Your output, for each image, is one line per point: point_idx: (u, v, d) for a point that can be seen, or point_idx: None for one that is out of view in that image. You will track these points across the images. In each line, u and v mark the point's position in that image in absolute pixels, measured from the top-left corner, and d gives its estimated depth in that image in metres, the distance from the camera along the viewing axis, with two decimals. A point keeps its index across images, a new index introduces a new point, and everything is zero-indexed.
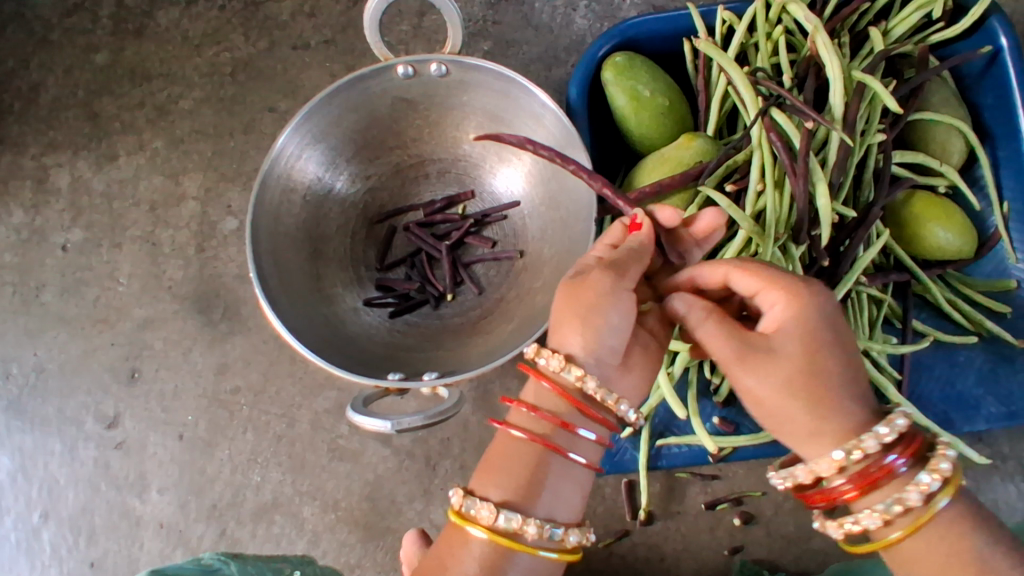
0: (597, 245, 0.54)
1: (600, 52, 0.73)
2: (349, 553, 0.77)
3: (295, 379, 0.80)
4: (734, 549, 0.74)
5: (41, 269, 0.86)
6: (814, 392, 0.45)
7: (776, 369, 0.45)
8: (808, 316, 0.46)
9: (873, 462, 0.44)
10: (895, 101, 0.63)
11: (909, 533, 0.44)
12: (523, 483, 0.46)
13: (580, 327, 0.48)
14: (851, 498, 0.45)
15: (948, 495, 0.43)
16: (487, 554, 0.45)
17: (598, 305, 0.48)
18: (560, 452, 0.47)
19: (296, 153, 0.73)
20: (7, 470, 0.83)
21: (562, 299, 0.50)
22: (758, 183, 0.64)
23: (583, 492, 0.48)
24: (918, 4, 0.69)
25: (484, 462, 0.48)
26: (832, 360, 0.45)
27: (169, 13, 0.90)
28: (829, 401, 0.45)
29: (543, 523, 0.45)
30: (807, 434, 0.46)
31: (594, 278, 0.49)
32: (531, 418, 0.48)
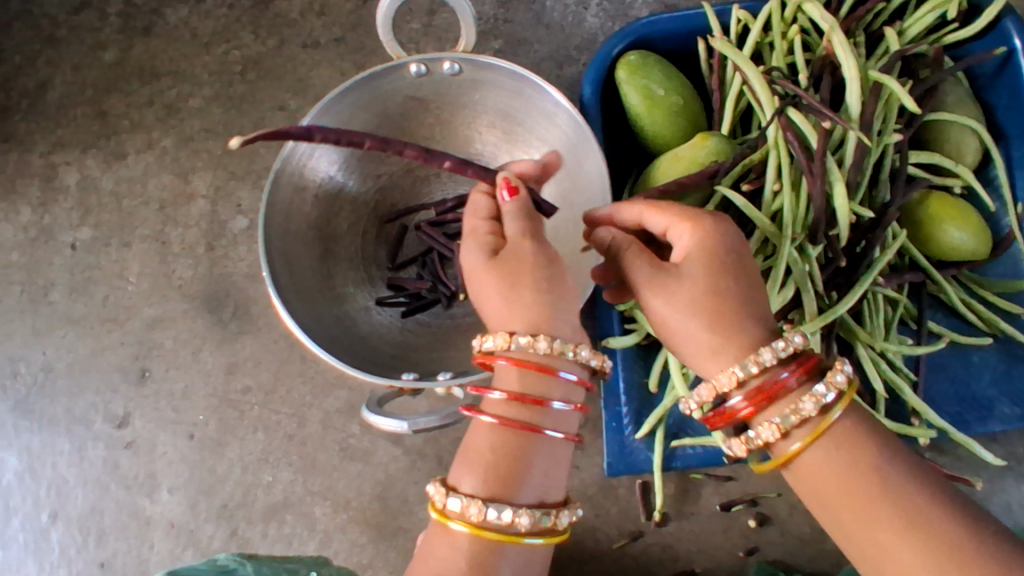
0: (473, 219, 0.54)
1: (614, 50, 0.73)
2: (361, 554, 0.77)
3: (306, 378, 0.80)
4: (748, 550, 0.73)
5: (50, 268, 0.86)
6: (716, 312, 0.48)
7: (679, 292, 0.48)
8: (710, 239, 0.49)
9: (769, 377, 0.47)
10: (912, 101, 0.62)
11: (809, 442, 0.47)
12: (509, 473, 0.45)
13: (535, 304, 0.48)
14: (749, 414, 0.48)
15: (842, 406, 0.46)
16: (474, 548, 0.44)
17: (541, 276, 0.49)
18: (547, 432, 0.46)
19: (308, 152, 0.72)
20: (15, 470, 0.82)
21: (490, 279, 0.49)
22: (775, 183, 0.65)
23: (566, 466, 0.48)
24: (934, 4, 0.69)
25: (463, 454, 0.47)
26: (733, 286, 0.48)
27: (178, 11, 0.89)
28: (733, 318, 0.48)
29: (534, 512, 0.44)
30: (711, 353, 0.48)
31: (513, 255, 0.50)
32: (507, 404, 0.47)
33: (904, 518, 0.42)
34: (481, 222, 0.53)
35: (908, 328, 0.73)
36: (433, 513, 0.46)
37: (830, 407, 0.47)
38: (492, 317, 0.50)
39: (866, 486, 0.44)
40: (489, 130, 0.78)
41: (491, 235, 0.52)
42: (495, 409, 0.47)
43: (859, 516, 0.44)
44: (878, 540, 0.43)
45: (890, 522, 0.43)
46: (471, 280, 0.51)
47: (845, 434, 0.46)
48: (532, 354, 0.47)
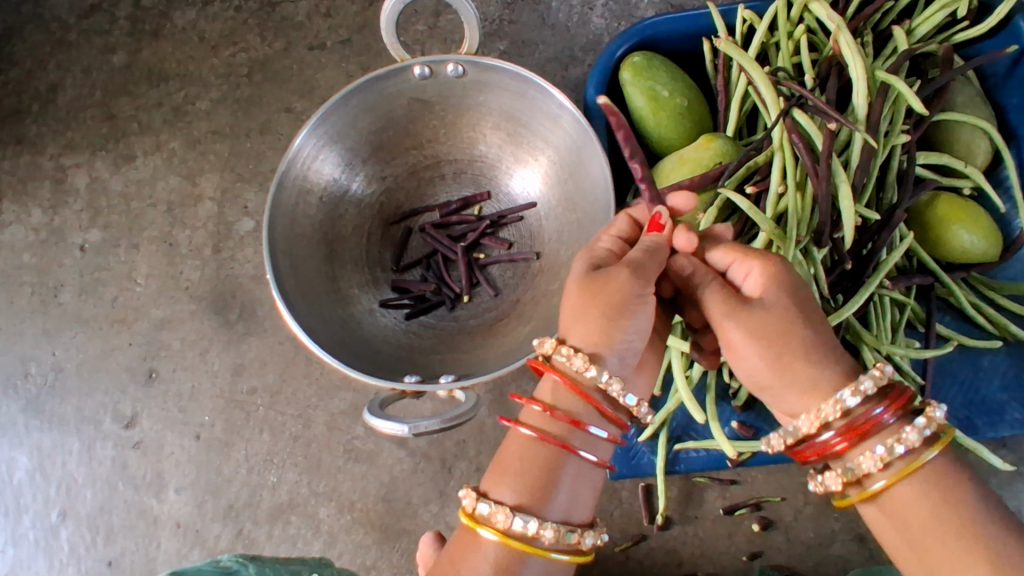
0: (607, 235, 0.54)
1: (617, 52, 0.73)
2: (365, 555, 0.77)
3: (311, 379, 0.80)
4: (752, 555, 0.73)
5: (60, 269, 0.87)
6: (793, 345, 0.45)
7: (752, 322, 0.46)
8: (777, 276, 0.48)
9: (861, 416, 0.44)
10: (919, 102, 0.62)
11: (897, 480, 0.43)
12: (538, 486, 0.46)
13: (604, 324, 0.48)
14: (840, 451, 0.45)
15: (936, 451, 0.43)
16: (499, 556, 0.44)
17: (625, 304, 0.48)
18: (576, 452, 0.46)
19: (312, 154, 0.72)
20: (27, 469, 0.83)
21: (576, 291, 0.50)
22: (779, 185, 0.64)
23: (594, 491, 0.48)
24: (942, 3, 0.68)
25: (497, 463, 0.48)
26: (804, 329, 0.46)
27: (186, 14, 0.90)
28: (818, 349, 0.45)
29: (559, 527, 0.44)
30: (794, 390, 0.46)
31: (614, 278, 0.49)
32: (545, 417, 0.48)
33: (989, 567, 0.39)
34: (604, 239, 0.54)
35: (917, 332, 0.72)
36: (462, 518, 0.46)
37: (923, 448, 0.43)
38: (564, 323, 0.50)
39: (949, 521, 0.41)
40: (493, 132, 0.78)
41: (606, 252, 0.53)
42: (533, 420, 0.48)
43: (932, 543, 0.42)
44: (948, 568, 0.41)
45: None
46: (567, 288, 0.51)
47: (936, 473, 0.43)
48: (574, 370, 0.47)
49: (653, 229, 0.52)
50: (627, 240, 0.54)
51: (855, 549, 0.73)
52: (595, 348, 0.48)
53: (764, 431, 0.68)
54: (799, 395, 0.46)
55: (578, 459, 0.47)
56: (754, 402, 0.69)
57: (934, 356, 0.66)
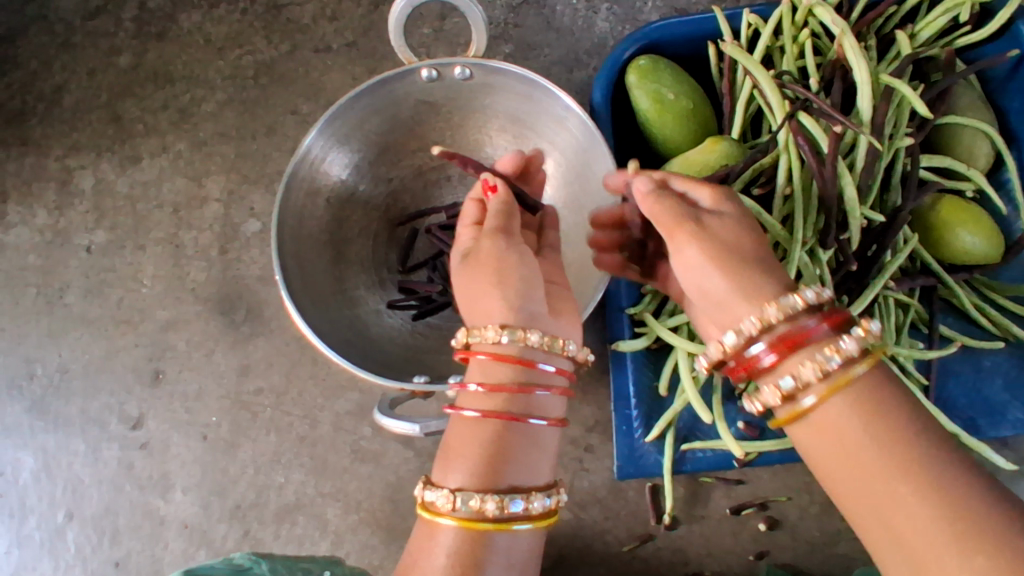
0: (464, 227, 0.59)
1: (625, 54, 0.73)
2: (371, 555, 0.77)
3: (317, 381, 0.80)
4: (759, 554, 0.73)
5: (65, 270, 0.87)
6: (746, 262, 0.50)
7: (707, 238, 0.50)
8: (723, 199, 0.53)
9: (797, 325, 0.47)
10: (924, 106, 0.63)
11: (828, 394, 0.45)
12: (486, 463, 0.47)
13: (499, 288, 0.52)
14: (773, 363, 0.48)
15: (867, 365, 0.45)
16: (454, 539, 0.46)
17: (507, 265, 0.53)
18: (526, 418, 0.48)
19: (320, 155, 0.73)
20: (31, 470, 0.83)
21: (461, 277, 0.55)
22: (786, 187, 0.65)
23: (548, 452, 0.50)
24: (945, 8, 0.69)
25: (444, 455, 0.49)
26: (752, 247, 0.50)
27: (191, 16, 0.90)
28: (762, 262, 0.50)
29: (504, 497, 0.46)
30: (731, 298, 0.50)
31: (486, 250, 0.54)
32: (483, 396, 0.49)
33: (912, 472, 0.41)
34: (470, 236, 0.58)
35: (920, 333, 0.73)
36: (420, 515, 0.48)
37: (856, 362, 0.45)
38: (469, 310, 0.54)
39: (883, 434, 0.43)
40: (500, 134, 0.78)
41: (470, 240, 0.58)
42: (473, 403, 0.50)
43: (885, 502, 0.41)
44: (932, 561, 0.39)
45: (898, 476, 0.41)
46: (460, 285, 0.55)
47: None
48: (491, 342, 0.50)
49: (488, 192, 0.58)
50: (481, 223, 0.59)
51: (860, 548, 0.74)
52: (505, 316, 0.51)
53: (768, 431, 0.69)
54: (742, 303, 0.49)
55: (528, 424, 0.48)
56: None
57: (937, 357, 0.67)
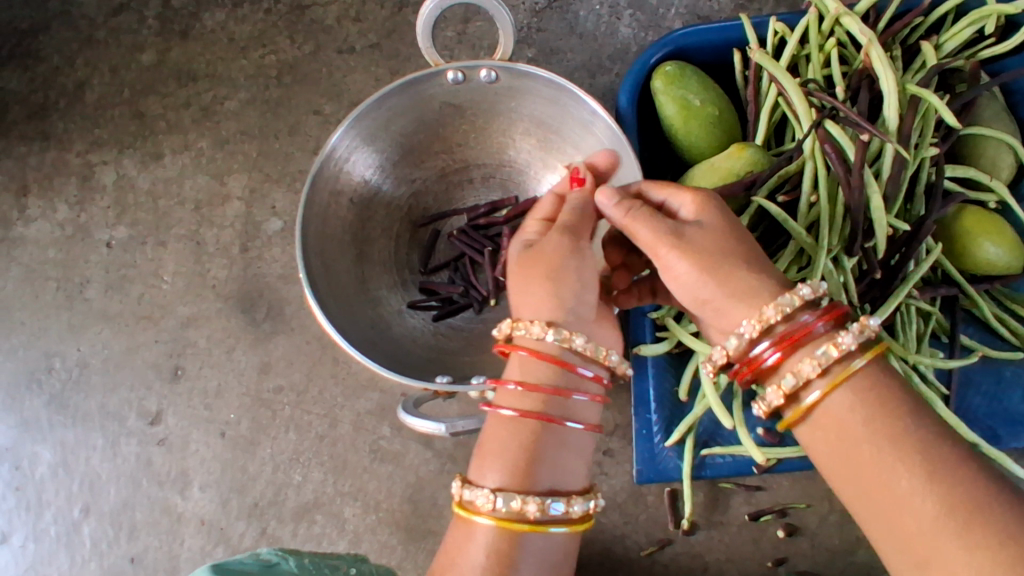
0: (532, 219, 0.57)
1: (651, 59, 0.73)
2: (390, 555, 0.77)
3: (337, 379, 0.80)
4: (778, 561, 0.73)
5: (86, 265, 0.87)
6: (722, 258, 0.50)
7: (690, 247, 0.50)
8: (709, 203, 0.52)
9: (796, 323, 0.48)
10: (952, 116, 0.63)
11: (831, 388, 0.46)
12: (523, 463, 0.47)
13: (550, 287, 0.51)
14: (777, 361, 0.49)
15: (866, 356, 0.46)
16: (491, 540, 0.46)
17: (565, 265, 0.52)
18: (562, 421, 0.48)
19: (346, 154, 0.73)
20: (48, 464, 0.83)
21: (517, 267, 0.54)
22: (811, 194, 0.65)
23: (582, 456, 0.50)
24: (971, 20, 0.69)
25: (480, 451, 0.49)
26: (733, 247, 0.50)
27: (215, 15, 0.91)
28: (749, 261, 0.50)
29: (543, 499, 0.46)
30: (727, 300, 0.50)
31: (547, 246, 0.53)
32: (520, 395, 0.49)
33: (919, 465, 0.41)
34: (534, 223, 0.57)
35: (942, 343, 0.73)
36: (455, 511, 0.48)
37: (856, 355, 0.47)
38: (518, 301, 0.53)
39: (886, 430, 0.43)
40: (524, 137, 0.79)
41: (535, 233, 0.57)
42: (510, 401, 0.50)
43: (891, 497, 0.42)
44: (930, 551, 0.40)
45: (905, 468, 0.42)
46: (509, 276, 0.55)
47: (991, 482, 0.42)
48: (534, 340, 0.50)
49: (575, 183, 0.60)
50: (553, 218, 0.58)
51: (879, 557, 0.74)
52: (552, 314, 0.51)
53: (790, 437, 0.69)
54: (734, 305, 0.50)
55: (564, 427, 0.49)
56: None
57: (959, 366, 0.68)
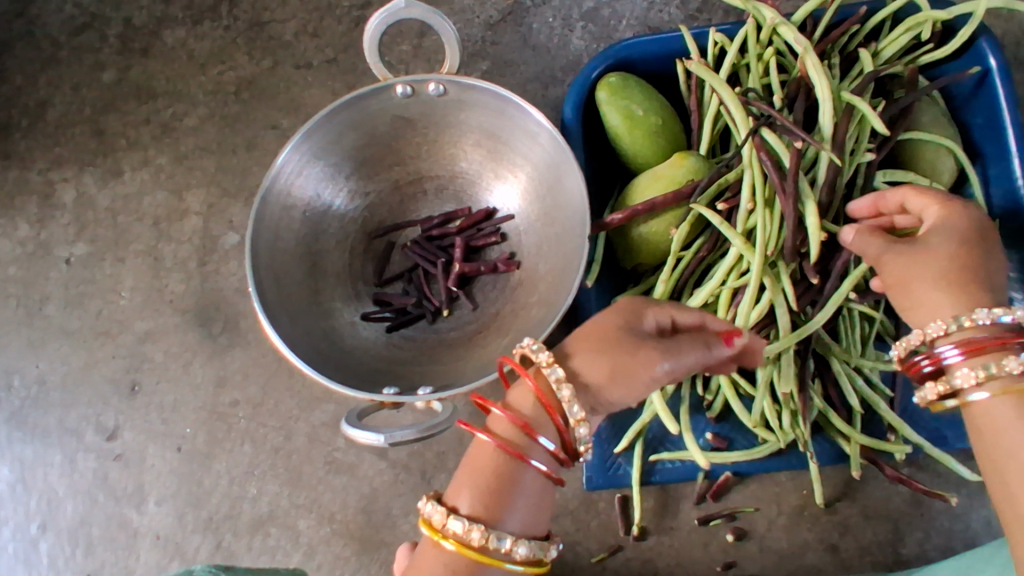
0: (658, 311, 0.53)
1: (594, 72, 0.75)
2: (343, 566, 0.78)
3: (293, 392, 0.81)
4: (727, 565, 0.74)
5: (46, 282, 0.88)
6: (957, 268, 0.52)
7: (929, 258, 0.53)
8: (952, 219, 0.55)
9: (994, 331, 0.49)
10: (881, 121, 0.64)
11: None
12: (497, 495, 0.47)
13: (607, 376, 0.50)
14: None
15: None
16: (457, 564, 0.46)
17: (633, 363, 0.50)
18: (529, 462, 0.47)
19: (296, 171, 0.74)
20: (7, 481, 0.83)
21: (615, 331, 0.51)
22: (749, 202, 0.65)
23: (544, 507, 0.48)
24: (907, 27, 0.71)
25: (464, 468, 0.49)
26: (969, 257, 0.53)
27: (175, 33, 0.92)
28: (961, 274, 0.52)
29: (515, 539, 0.46)
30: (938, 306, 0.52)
31: (645, 351, 0.50)
32: (509, 424, 0.49)
33: None
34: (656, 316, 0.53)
35: (886, 346, 0.74)
36: (426, 527, 0.47)
37: None
38: (576, 339, 0.52)
39: None
40: (474, 149, 0.79)
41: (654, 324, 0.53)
42: (497, 426, 0.49)
43: None
44: None
45: None
46: (582, 337, 0.51)
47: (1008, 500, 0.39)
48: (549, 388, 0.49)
49: (728, 339, 0.52)
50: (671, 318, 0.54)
51: (828, 559, 0.74)
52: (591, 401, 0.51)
53: (738, 442, 0.71)
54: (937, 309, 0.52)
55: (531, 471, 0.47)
56: (729, 414, 0.72)
57: None
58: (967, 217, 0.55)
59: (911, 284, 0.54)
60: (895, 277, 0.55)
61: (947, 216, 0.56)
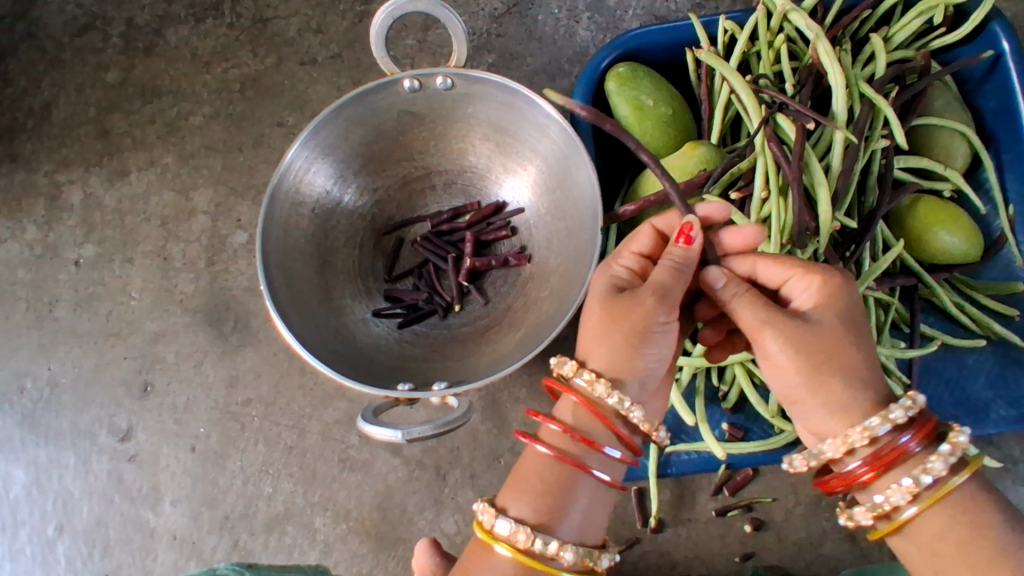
0: (627, 253, 0.53)
1: (603, 63, 0.74)
2: (360, 564, 0.78)
3: (305, 390, 0.81)
4: (745, 556, 0.74)
5: (55, 284, 0.87)
6: (830, 363, 0.46)
7: (805, 343, 0.46)
8: (831, 295, 0.47)
9: (887, 445, 0.45)
10: (902, 135, 0.64)
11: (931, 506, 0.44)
12: (553, 505, 0.46)
13: (622, 348, 0.48)
14: (867, 479, 0.46)
15: (964, 476, 0.44)
16: (512, 571, 0.45)
17: (638, 321, 0.48)
18: (590, 471, 0.47)
19: (305, 167, 0.73)
20: (22, 484, 0.83)
21: (600, 314, 0.50)
22: (763, 190, 0.65)
23: (606, 511, 0.49)
24: (918, 11, 0.70)
25: (515, 477, 0.49)
26: (842, 354, 0.46)
27: (178, 31, 0.91)
28: (839, 368, 0.46)
29: (575, 548, 0.45)
30: (816, 402, 0.46)
31: (636, 299, 0.48)
32: (562, 436, 0.49)
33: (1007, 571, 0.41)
34: (631, 259, 0.53)
35: (903, 333, 0.73)
36: (478, 532, 0.47)
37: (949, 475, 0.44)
38: (584, 341, 0.51)
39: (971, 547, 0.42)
40: (483, 143, 0.79)
41: (628, 275, 0.52)
42: (549, 438, 0.49)
43: None
44: None
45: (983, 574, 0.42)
46: (589, 309, 0.51)
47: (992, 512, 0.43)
48: (596, 396, 0.48)
49: (682, 242, 0.49)
50: (650, 258, 0.53)
51: (846, 548, 0.74)
52: (615, 372, 0.49)
53: (755, 432, 0.70)
54: (817, 410, 0.47)
55: (591, 479, 0.47)
56: (745, 404, 0.71)
57: (919, 356, 0.68)
58: (839, 298, 0.47)
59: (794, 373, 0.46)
60: (787, 370, 0.47)
61: (823, 296, 0.47)
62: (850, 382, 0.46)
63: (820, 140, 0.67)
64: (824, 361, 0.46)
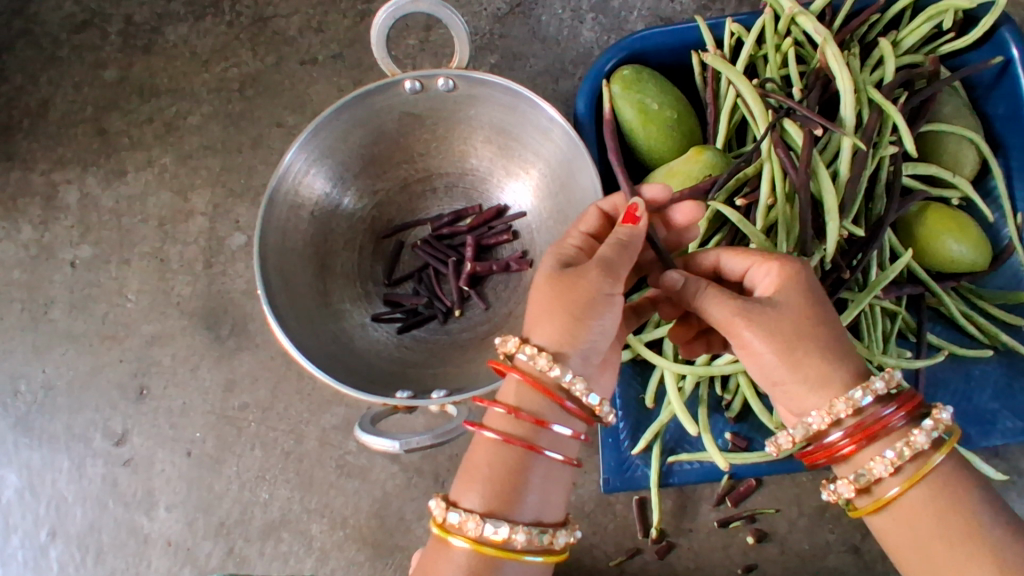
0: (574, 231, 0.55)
1: (607, 66, 0.73)
2: (357, 572, 0.77)
3: (303, 395, 0.80)
4: (747, 568, 0.73)
5: (50, 285, 0.86)
6: (807, 339, 0.46)
7: (777, 327, 0.46)
8: (794, 279, 0.47)
9: (870, 416, 0.46)
10: (911, 141, 0.63)
11: (910, 485, 0.45)
12: (506, 489, 0.46)
13: (567, 324, 0.49)
14: (849, 452, 0.47)
15: (943, 453, 0.45)
16: (472, 563, 0.44)
17: (587, 300, 0.49)
18: (541, 451, 0.46)
19: (303, 170, 0.72)
20: (15, 488, 0.82)
21: (547, 290, 0.50)
22: (769, 197, 0.63)
23: (564, 486, 0.48)
24: (928, 15, 0.69)
25: (465, 469, 0.48)
26: (821, 339, 0.46)
27: (177, 29, 0.90)
28: (816, 343, 0.46)
29: (530, 530, 0.45)
30: (802, 387, 0.47)
31: (583, 275, 0.49)
32: (510, 419, 0.48)
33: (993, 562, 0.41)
34: (576, 239, 0.55)
35: (908, 342, 0.71)
36: (433, 528, 0.46)
37: (932, 451, 0.45)
38: (530, 319, 0.51)
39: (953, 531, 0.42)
40: (485, 145, 0.78)
41: (574, 251, 0.53)
42: (496, 424, 0.48)
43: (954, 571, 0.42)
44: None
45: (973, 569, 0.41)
46: (535, 288, 0.51)
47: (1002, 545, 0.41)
48: (538, 370, 0.48)
49: (628, 223, 0.51)
50: (596, 234, 0.56)
51: (849, 561, 0.73)
52: (558, 347, 0.49)
53: (756, 442, 0.69)
54: (809, 394, 0.47)
55: (545, 457, 0.47)
56: (748, 414, 0.70)
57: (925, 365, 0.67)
58: (800, 287, 0.47)
59: (787, 365, 0.46)
60: (774, 360, 0.47)
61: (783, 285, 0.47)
62: (825, 361, 0.46)
63: (827, 145, 0.66)
64: (797, 342, 0.46)
